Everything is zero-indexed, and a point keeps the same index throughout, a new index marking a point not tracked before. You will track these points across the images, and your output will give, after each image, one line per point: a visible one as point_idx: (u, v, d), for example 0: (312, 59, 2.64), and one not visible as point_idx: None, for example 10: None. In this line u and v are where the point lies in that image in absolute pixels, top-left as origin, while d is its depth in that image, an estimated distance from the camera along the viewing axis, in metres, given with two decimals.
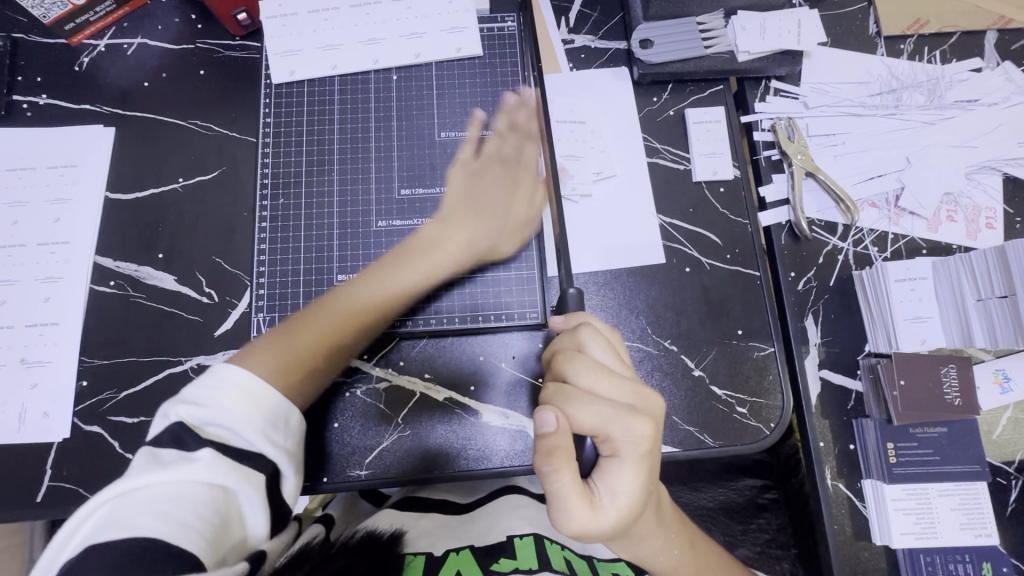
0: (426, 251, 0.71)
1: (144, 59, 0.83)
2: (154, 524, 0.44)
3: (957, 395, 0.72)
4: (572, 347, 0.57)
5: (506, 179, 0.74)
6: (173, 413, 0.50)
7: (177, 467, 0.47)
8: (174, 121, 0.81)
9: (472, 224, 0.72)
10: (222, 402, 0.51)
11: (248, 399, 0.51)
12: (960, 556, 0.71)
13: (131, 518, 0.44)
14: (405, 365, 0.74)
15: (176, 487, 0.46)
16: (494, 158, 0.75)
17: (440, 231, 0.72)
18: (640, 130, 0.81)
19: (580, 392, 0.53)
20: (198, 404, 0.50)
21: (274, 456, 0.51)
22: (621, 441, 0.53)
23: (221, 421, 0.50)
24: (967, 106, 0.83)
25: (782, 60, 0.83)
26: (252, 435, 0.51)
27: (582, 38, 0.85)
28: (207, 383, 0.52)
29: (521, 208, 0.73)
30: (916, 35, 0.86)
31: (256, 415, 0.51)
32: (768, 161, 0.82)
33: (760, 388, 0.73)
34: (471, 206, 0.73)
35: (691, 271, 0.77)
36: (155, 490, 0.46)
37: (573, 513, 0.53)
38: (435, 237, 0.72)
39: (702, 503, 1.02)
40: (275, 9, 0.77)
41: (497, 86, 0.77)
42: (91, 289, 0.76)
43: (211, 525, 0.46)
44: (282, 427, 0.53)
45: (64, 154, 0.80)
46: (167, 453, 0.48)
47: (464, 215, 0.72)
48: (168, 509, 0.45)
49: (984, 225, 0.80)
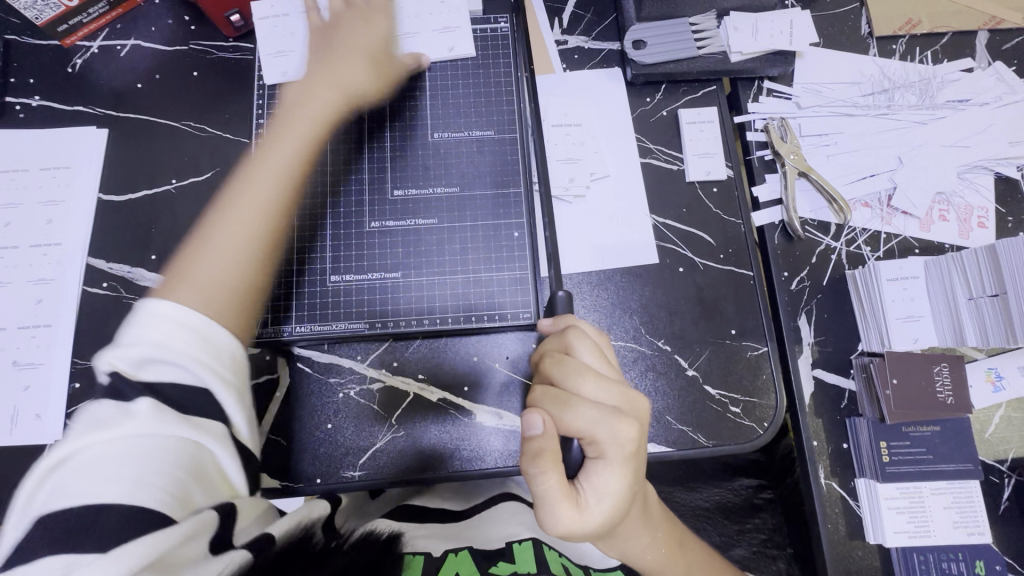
0: (298, 112, 0.71)
1: (138, 61, 0.83)
2: (110, 483, 0.43)
3: (950, 394, 0.72)
4: (558, 350, 0.57)
5: (346, 29, 0.74)
6: (105, 362, 0.49)
7: (127, 423, 0.46)
8: (168, 123, 0.81)
9: (333, 75, 0.72)
10: (155, 336, 0.50)
11: (190, 337, 0.51)
12: (953, 555, 0.71)
13: (79, 483, 0.42)
14: (399, 366, 0.74)
15: (121, 442, 0.45)
16: (329, 26, 0.75)
17: (303, 95, 0.72)
18: (633, 131, 0.82)
19: (565, 394, 0.54)
20: (131, 348, 0.49)
21: (227, 401, 0.52)
22: (606, 444, 0.53)
23: (163, 360, 0.49)
24: (959, 106, 0.83)
25: (775, 61, 0.83)
26: (196, 369, 0.50)
27: (575, 39, 0.85)
28: (136, 322, 0.51)
29: (378, 43, 0.74)
30: (908, 36, 0.87)
31: (202, 354, 0.51)
32: (761, 160, 0.82)
33: (754, 387, 0.73)
34: (325, 65, 0.73)
35: (685, 271, 0.77)
36: (99, 449, 0.44)
37: (559, 514, 0.53)
38: (302, 101, 0.71)
39: (698, 503, 1.03)
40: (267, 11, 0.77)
41: (490, 86, 0.77)
42: (83, 290, 0.76)
43: (174, 478, 0.45)
44: (228, 364, 0.53)
45: (57, 155, 0.80)
46: (103, 410, 0.46)
47: (321, 76, 0.72)
48: (120, 465, 0.44)
49: (976, 224, 0.80)
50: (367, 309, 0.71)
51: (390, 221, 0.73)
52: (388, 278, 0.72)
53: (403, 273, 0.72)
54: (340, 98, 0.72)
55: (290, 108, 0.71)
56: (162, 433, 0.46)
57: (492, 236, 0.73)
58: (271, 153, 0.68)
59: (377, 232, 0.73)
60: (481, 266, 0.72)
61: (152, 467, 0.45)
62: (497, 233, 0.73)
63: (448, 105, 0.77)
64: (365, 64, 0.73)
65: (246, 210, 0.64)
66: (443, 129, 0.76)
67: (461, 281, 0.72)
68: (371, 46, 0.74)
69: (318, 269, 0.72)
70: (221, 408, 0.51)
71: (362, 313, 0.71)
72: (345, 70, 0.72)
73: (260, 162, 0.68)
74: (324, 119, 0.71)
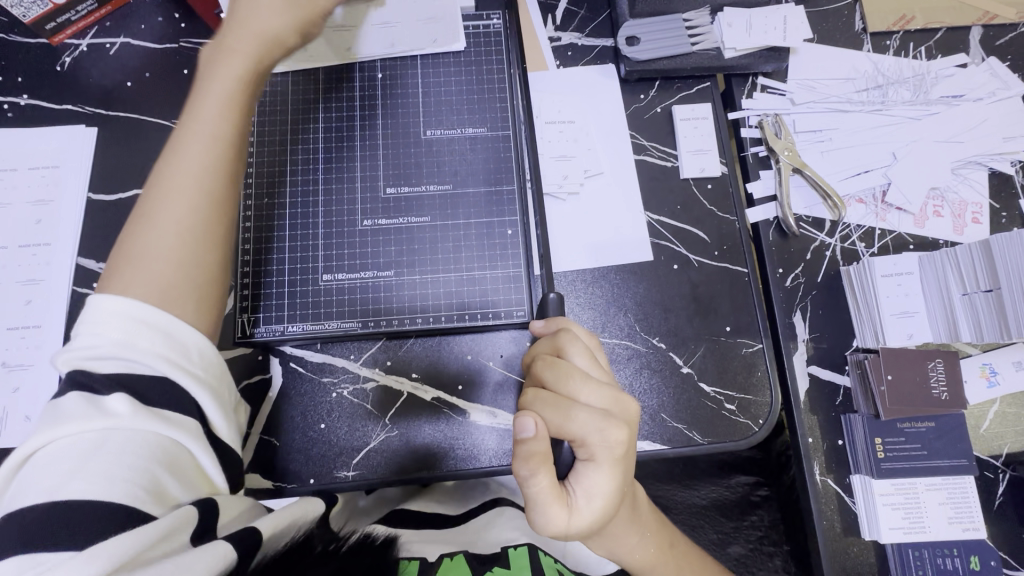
0: (219, 64, 0.62)
1: (127, 59, 0.82)
2: (73, 477, 0.43)
3: (944, 390, 0.72)
4: (550, 352, 0.57)
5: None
6: (63, 363, 0.50)
7: (90, 420, 0.46)
8: (158, 121, 0.81)
9: (252, 19, 0.64)
10: (114, 336, 0.51)
11: (151, 332, 0.51)
12: (948, 551, 0.71)
13: (43, 480, 0.43)
14: (392, 365, 0.73)
15: (82, 438, 0.45)
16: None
17: (220, 46, 0.63)
18: (627, 128, 0.81)
19: (555, 397, 0.53)
20: (89, 348, 0.50)
21: (199, 394, 0.51)
22: (596, 446, 0.53)
23: (121, 356, 0.50)
24: (952, 101, 0.83)
25: (769, 57, 0.83)
26: (157, 363, 0.50)
27: (568, 36, 0.84)
28: (87, 322, 0.51)
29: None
30: (903, 31, 0.86)
31: (163, 349, 0.51)
32: (755, 157, 0.82)
33: (748, 384, 0.73)
34: (242, 11, 0.65)
35: (679, 268, 0.77)
36: (63, 445, 0.45)
37: (550, 514, 0.52)
38: (219, 53, 0.63)
39: (695, 501, 1.02)
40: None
41: (483, 82, 0.77)
42: (73, 290, 0.75)
43: (140, 471, 0.45)
44: (195, 359, 0.53)
45: (47, 154, 0.79)
46: (63, 407, 0.47)
47: (239, 22, 0.64)
48: (83, 459, 0.44)
49: (970, 220, 0.80)
50: (360, 308, 0.71)
51: (383, 219, 0.73)
52: (380, 278, 0.71)
53: (396, 273, 0.71)
54: (264, 42, 0.64)
55: (209, 62, 0.63)
56: (127, 427, 0.47)
57: (485, 235, 0.73)
58: (193, 112, 0.60)
59: (369, 230, 0.72)
60: (474, 265, 0.72)
61: (116, 459, 0.45)
62: (490, 231, 0.73)
63: (440, 103, 0.76)
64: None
65: (179, 182, 0.57)
66: (435, 126, 0.75)
67: (454, 281, 0.71)
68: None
69: (310, 268, 0.71)
70: (193, 400, 0.51)
71: (354, 312, 0.70)
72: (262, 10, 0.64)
73: (183, 123, 0.60)
74: (246, 66, 0.63)
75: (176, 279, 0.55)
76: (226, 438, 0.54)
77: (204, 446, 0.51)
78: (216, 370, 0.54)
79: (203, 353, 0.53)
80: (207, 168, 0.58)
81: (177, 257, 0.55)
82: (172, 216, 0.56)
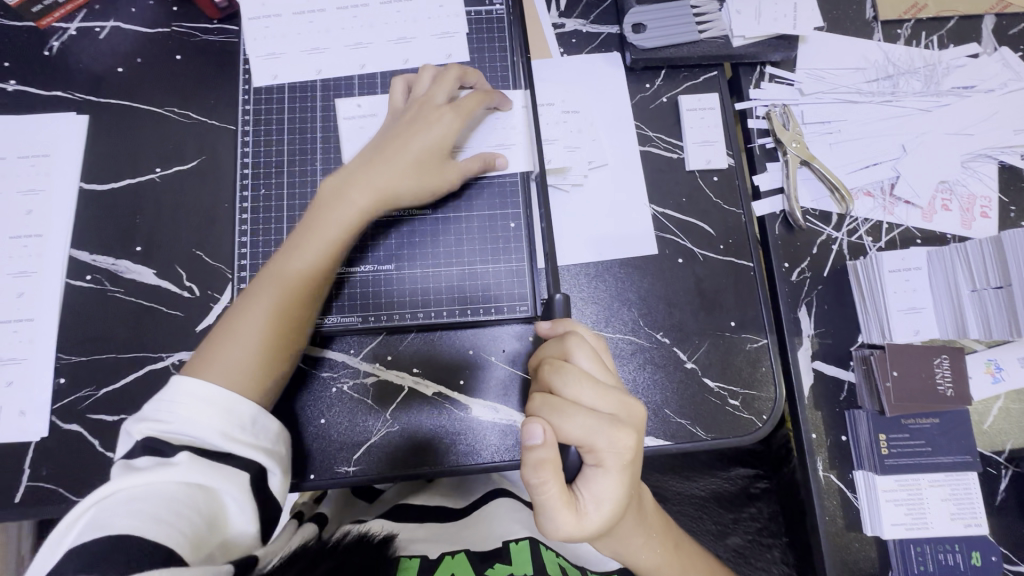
0: (333, 202, 0.63)
1: (118, 44, 0.80)
2: (135, 517, 0.44)
3: (950, 386, 0.71)
4: (558, 357, 0.56)
5: (418, 117, 0.67)
6: (136, 432, 0.51)
7: (155, 471, 0.48)
8: (150, 110, 0.78)
9: (386, 167, 0.65)
10: (187, 414, 0.52)
11: (220, 410, 0.52)
12: (950, 546, 0.71)
13: (109, 517, 0.44)
14: (393, 360, 0.72)
15: (158, 486, 0.47)
16: (403, 109, 0.68)
17: (348, 180, 0.64)
18: (632, 118, 0.80)
19: (564, 403, 0.52)
20: (163, 421, 0.51)
21: (262, 457, 0.53)
22: (605, 453, 0.52)
23: (189, 432, 0.51)
24: (964, 93, 0.81)
25: (778, 45, 0.81)
26: (216, 438, 0.51)
27: (573, 22, 0.82)
28: (164, 399, 0.52)
29: (448, 132, 0.66)
30: (914, 20, 0.84)
31: (225, 424, 0.52)
32: (762, 148, 0.80)
33: (753, 380, 0.73)
34: (383, 153, 0.65)
35: (684, 262, 0.76)
36: (139, 488, 0.47)
37: (559, 521, 0.52)
38: (343, 188, 0.64)
39: (694, 492, 1.03)
40: (353, 108, 0.72)
41: (485, 70, 0.75)
42: (67, 283, 0.73)
43: (192, 522, 0.46)
44: (249, 428, 0.54)
45: (35, 142, 0.77)
46: (140, 460, 0.49)
47: (375, 165, 0.65)
48: (152, 503, 0.46)
49: (979, 214, 0.79)
50: (358, 302, 0.69)
51: None
52: (380, 271, 0.70)
53: (395, 265, 0.70)
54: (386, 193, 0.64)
55: (330, 193, 0.64)
56: (195, 482, 0.48)
57: (488, 227, 0.71)
58: (307, 239, 0.62)
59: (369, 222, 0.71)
60: (476, 259, 0.70)
61: (173, 509, 0.46)
62: (492, 223, 0.71)
63: None
64: (432, 156, 0.66)
65: (276, 306, 0.60)
66: None
67: (455, 275, 0.70)
68: (439, 141, 0.66)
69: None
70: (258, 463, 0.53)
71: (353, 306, 0.69)
72: (404, 164, 0.65)
73: (297, 244, 0.62)
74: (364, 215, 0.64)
75: (246, 379, 0.57)
76: (278, 495, 0.54)
77: (254, 502, 0.51)
78: (270, 434, 0.55)
79: (262, 425, 0.55)
80: (291, 291, 0.61)
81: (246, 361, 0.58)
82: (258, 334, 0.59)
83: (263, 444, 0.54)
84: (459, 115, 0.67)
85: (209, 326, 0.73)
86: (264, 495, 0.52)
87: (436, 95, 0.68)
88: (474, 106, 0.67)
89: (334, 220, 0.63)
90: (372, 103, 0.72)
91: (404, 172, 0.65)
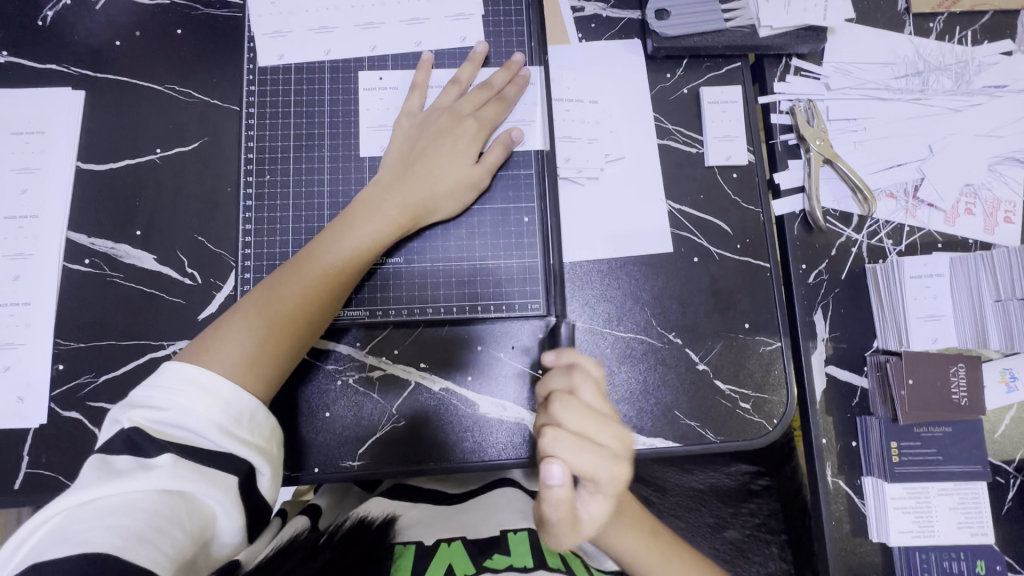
0: (366, 214, 0.62)
1: (114, 15, 0.76)
2: (114, 532, 0.43)
3: (964, 395, 0.71)
4: (562, 388, 0.53)
5: (445, 131, 0.66)
6: (125, 420, 0.49)
7: (134, 477, 0.46)
8: (151, 87, 0.75)
9: (418, 182, 0.64)
10: (180, 401, 0.50)
11: (218, 403, 0.51)
12: (955, 554, 0.72)
13: (87, 530, 0.43)
14: (400, 354, 0.71)
15: (144, 496, 0.45)
16: (425, 118, 0.67)
17: (386, 189, 0.64)
18: (652, 109, 0.77)
19: (576, 441, 0.50)
20: (157, 408, 0.50)
21: (252, 456, 0.51)
22: (610, 482, 0.52)
23: (184, 426, 0.49)
24: (995, 92, 0.79)
25: (806, 37, 0.77)
26: (209, 431, 0.49)
27: (592, 6, 0.78)
28: (159, 384, 0.51)
29: (475, 146, 0.66)
30: (947, 13, 0.81)
31: (219, 417, 0.50)
32: (784, 145, 0.78)
33: (764, 383, 0.71)
34: (413, 168, 0.65)
35: (699, 261, 0.74)
36: (121, 497, 0.45)
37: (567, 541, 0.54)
38: (374, 200, 0.63)
39: (692, 485, 0.98)
40: (375, 81, 0.70)
41: (501, 55, 0.72)
42: (64, 266, 0.71)
43: (175, 539, 0.45)
44: (246, 424, 0.52)
45: (28, 118, 0.73)
46: (123, 460, 0.47)
47: (407, 180, 0.64)
48: (134, 516, 0.44)
49: (1002, 219, 0.77)
50: (365, 296, 0.68)
51: None
52: (389, 265, 0.68)
53: (405, 258, 0.68)
54: (417, 207, 0.64)
55: (360, 205, 0.63)
56: (178, 491, 0.47)
57: (500, 222, 0.69)
58: (335, 240, 0.61)
59: None
60: (488, 254, 0.69)
61: (151, 522, 0.44)
62: (505, 217, 0.69)
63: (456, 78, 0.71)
64: (461, 172, 0.66)
65: (295, 302, 0.59)
66: None
67: (465, 270, 0.69)
68: (465, 156, 0.66)
69: None
70: (248, 463, 0.51)
71: (359, 300, 0.68)
72: (436, 180, 0.65)
73: (325, 243, 0.61)
74: (397, 226, 0.63)
75: (252, 371, 0.55)
76: (268, 496, 0.53)
77: (241, 506, 0.50)
78: (265, 432, 0.53)
79: (257, 421, 0.53)
80: (315, 300, 0.60)
81: (262, 368, 0.56)
82: (272, 328, 0.57)
83: (257, 442, 0.52)
84: (484, 128, 0.67)
85: (212, 315, 0.71)
86: (253, 497, 0.51)
87: (461, 109, 0.67)
88: (496, 117, 0.68)
89: (367, 232, 0.62)
90: (393, 77, 0.70)
91: (435, 188, 0.65)
